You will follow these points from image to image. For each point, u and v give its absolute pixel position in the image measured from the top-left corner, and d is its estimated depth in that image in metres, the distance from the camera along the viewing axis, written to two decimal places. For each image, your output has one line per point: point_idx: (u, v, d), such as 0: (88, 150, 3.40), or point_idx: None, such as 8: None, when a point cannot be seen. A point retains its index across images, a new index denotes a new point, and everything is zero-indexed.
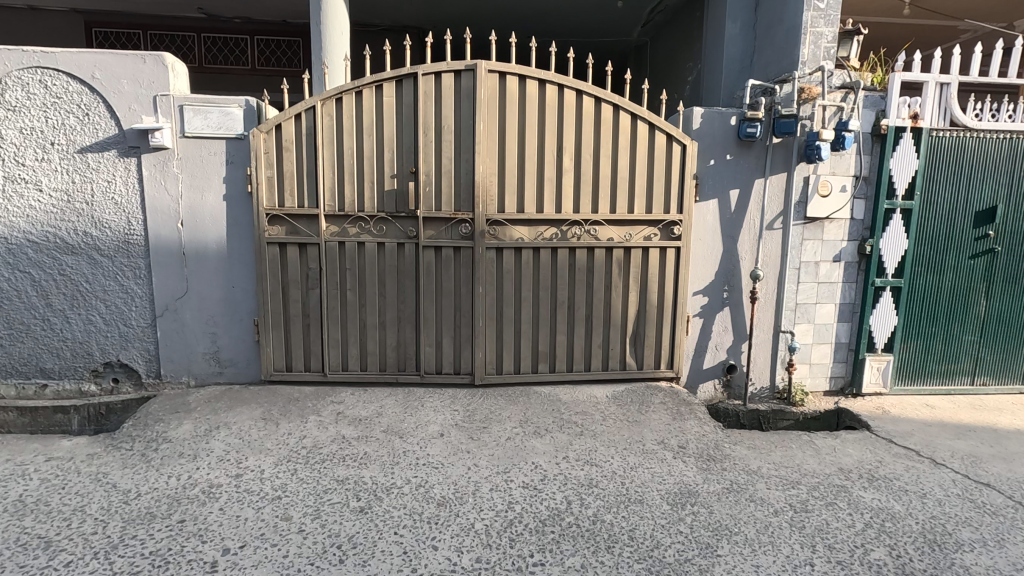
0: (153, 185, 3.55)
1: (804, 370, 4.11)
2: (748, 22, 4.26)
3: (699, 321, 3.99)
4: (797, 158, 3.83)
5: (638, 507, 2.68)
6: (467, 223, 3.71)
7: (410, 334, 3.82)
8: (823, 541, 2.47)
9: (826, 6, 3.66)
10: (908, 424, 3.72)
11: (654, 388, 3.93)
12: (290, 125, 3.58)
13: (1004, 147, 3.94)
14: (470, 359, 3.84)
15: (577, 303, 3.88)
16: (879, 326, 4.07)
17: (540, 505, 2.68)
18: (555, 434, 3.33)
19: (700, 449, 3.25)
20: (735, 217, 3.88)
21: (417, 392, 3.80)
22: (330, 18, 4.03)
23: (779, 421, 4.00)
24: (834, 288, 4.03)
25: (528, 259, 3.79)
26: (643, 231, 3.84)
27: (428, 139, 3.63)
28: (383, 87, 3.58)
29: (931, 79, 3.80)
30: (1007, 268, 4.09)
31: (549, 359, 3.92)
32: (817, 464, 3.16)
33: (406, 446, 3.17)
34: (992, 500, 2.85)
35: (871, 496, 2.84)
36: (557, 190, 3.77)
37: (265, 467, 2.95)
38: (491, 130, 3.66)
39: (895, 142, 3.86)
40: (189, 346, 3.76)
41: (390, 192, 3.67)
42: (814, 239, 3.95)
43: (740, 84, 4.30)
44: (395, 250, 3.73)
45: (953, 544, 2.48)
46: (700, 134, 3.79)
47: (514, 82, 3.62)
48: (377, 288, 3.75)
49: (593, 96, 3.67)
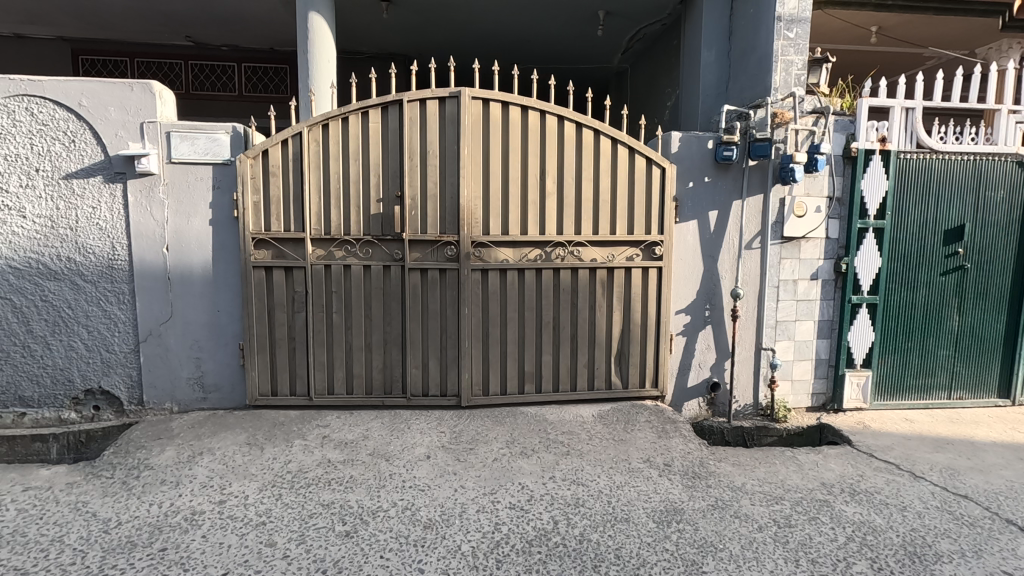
0: (138, 211, 3.56)
1: (787, 387, 4.18)
2: (722, 50, 4.43)
3: (683, 340, 4.05)
4: (773, 179, 3.95)
5: (623, 526, 2.69)
6: (452, 245, 3.76)
7: (397, 357, 3.83)
8: (806, 556, 2.50)
9: (795, 36, 3.84)
10: (889, 439, 3.79)
11: (640, 407, 3.97)
12: (276, 151, 3.62)
13: (969, 168, 4.10)
14: (457, 380, 3.86)
15: (562, 323, 3.92)
16: (857, 342, 4.16)
17: (527, 526, 2.68)
18: (542, 454, 3.35)
19: (686, 467, 3.28)
20: (714, 237, 3.98)
21: (403, 415, 3.80)
22: (318, 48, 4.13)
23: (763, 438, 4.06)
24: (813, 305, 4.13)
25: (513, 280, 3.84)
26: (625, 252, 3.92)
27: (413, 163, 3.70)
28: (369, 113, 3.65)
29: (897, 104, 3.97)
30: (978, 284, 4.23)
31: (535, 380, 3.95)
32: (800, 479, 3.20)
33: (392, 469, 3.16)
34: (970, 511, 2.90)
35: (853, 510, 2.88)
36: (541, 212, 3.84)
37: (249, 492, 2.92)
38: (476, 154, 3.73)
39: (865, 164, 4.00)
40: (173, 371, 3.73)
41: (376, 216, 3.71)
42: (791, 258, 4.06)
43: (716, 109, 4.45)
44: (382, 273, 3.76)
45: (932, 556, 2.52)
46: (679, 157, 3.90)
47: (497, 109, 3.71)
48: (362, 310, 3.77)
49: (575, 122, 3.78)
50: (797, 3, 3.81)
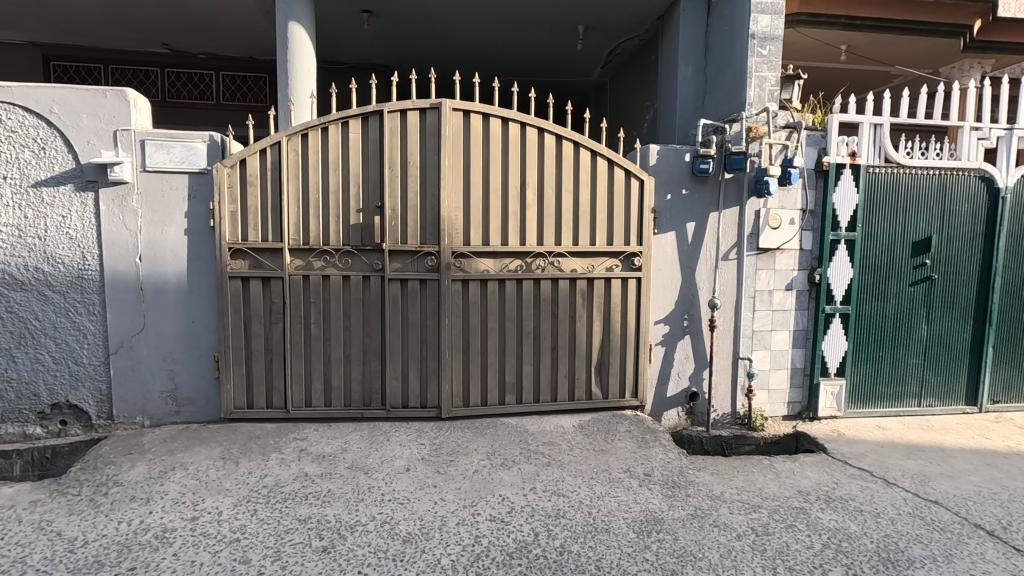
0: (110, 220, 3.48)
1: (763, 396, 4.25)
2: (699, 66, 4.53)
3: (662, 349, 4.09)
4: (748, 192, 4.03)
5: (604, 537, 2.69)
6: (433, 256, 3.75)
7: (377, 368, 3.80)
8: (783, 564, 2.52)
9: (768, 53, 3.95)
10: (863, 446, 3.86)
11: (620, 417, 3.99)
12: (254, 160, 3.59)
13: (935, 182, 4.24)
14: (438, 392, 3.83)
15: (543, 333, 3.93)
16: (831, 351, 4.25)
17: (507, 538, 2.66)
18: (523, 465, 3.34)
19: (666, 476, 3.30)
20: (692, 248, 4.04)
21: (383, 427, 3.76)
22: (297, 58, 4.12)
23: (741, 447, 4.09)
24: (788, 315, 4.21)
25: (494, 291, 3.84)
26: (605, 262, 3.95)
27: (393, 174, 3.70)
28: (349, 123, 3.65)
29: (866, 120, 4.08)
30: (944, 294, 4.36)
31: (516, 391, 3.95)
32: (776, 487, 3.24)
33: (371, 482, 3.12)
34: (940, 516, 2.97)
35: (829, 517, 2.93)
36: (521, 222, 3.86)
37: (222, 508, 2.85)
38: (456, 164, 3.74)
39: (837, 178, 4.11)
40: (145, 385, 3.64)
41: (356, 226, 3.69)
42: (766, 269, 4.14)
43: (693, 123, 4.53)
44: (361, 283, 3.73)
45: (905, 562, 2.57)
46: (657, 170, 3.96)
47: (478, 121, 3.74)
48: (341, 321, 3.73)
49: (555, 134, 3.82)
50: (770, 22, 3.93)
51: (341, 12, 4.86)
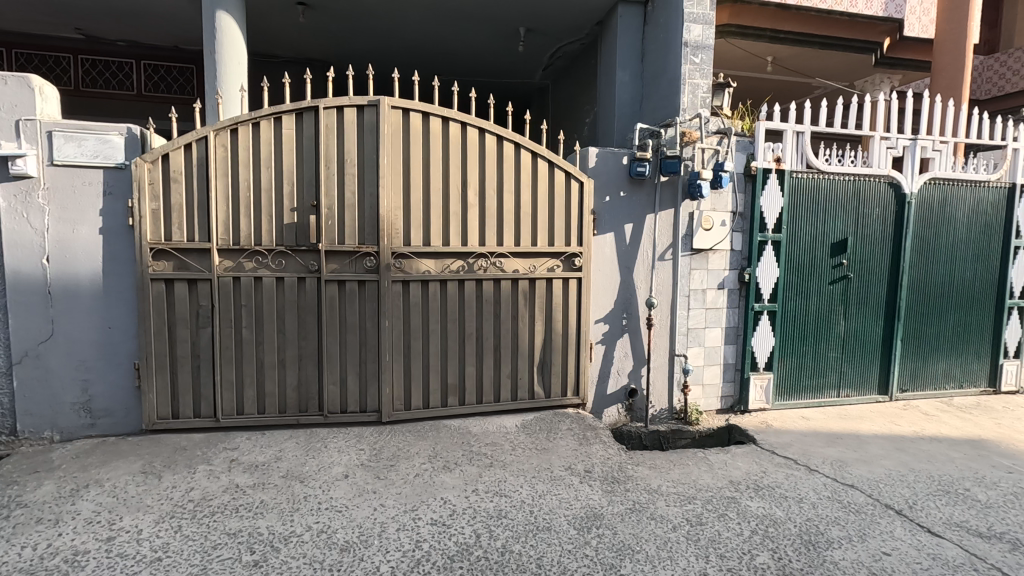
0: (12, 218, 3.20)
1: (698, 391, 4.41)
2: (636, 71, 4.66)
3: (602, 348, 4.18)
4: (683, 195, 4.18)
5: (545, 534, 2.71)
6: (372, 256, 3.67)
7: (313, 372, 3.67)
8: (715, 551, 2.62)
9: (700, 61, 4.12)
10: (788, 436, 4.08)
11: (562, 416, 4.04)
12: (178, 155, 3.39)
13: (850, 187, 4.54)
14: (378, 395, 3.75)
15: (485, 334, 3.93)
16: (760, 347, 4.46)
17: (449, 541, 2.63)
18: (465, 467, 3.32)
19: (605, 472, 3.37)
20: (630, 249, 4.14)
21: (320, 433, 3.64)
22: (226, 49, 3.93)
23: (678, 441, 4.26)
24: (720, 313, 4.40)
25: (435, 292, 3.79)
26: (546, 263, 3.99)
27: (330, 172, 3.59)
28: (282, 119, 3.51)
29: (790, 128, 4.31)
30: (859, 292, 4.68)
31: (459, 392, 3.92)
32: (710, 478, 3.37)
33: (307, 491, 3.01)
34: (856, 499, 3.18)
35: (757, 504, 3.07)
36: (463, 223, 3.83)
37: (142, 526, 2.67)
38: (396, 163, 3.67)
39: (763, 182, 4.32)
40: (55, 396, 3.36)
41: (290, 226, 3.56)
42: (700, 269, 4.31)
43: (631, 126, 4.65)
44: (296, 285, 3.59)
45: (825, 543, 2.73)
46: (596, 172, 4.04)
47: (418, 120, 3.68)
48: (275, 325, 3.58)
49: (496, 134, 3.82)
50: (701, 31, 4.11)
51: (274, 3, 4.68)
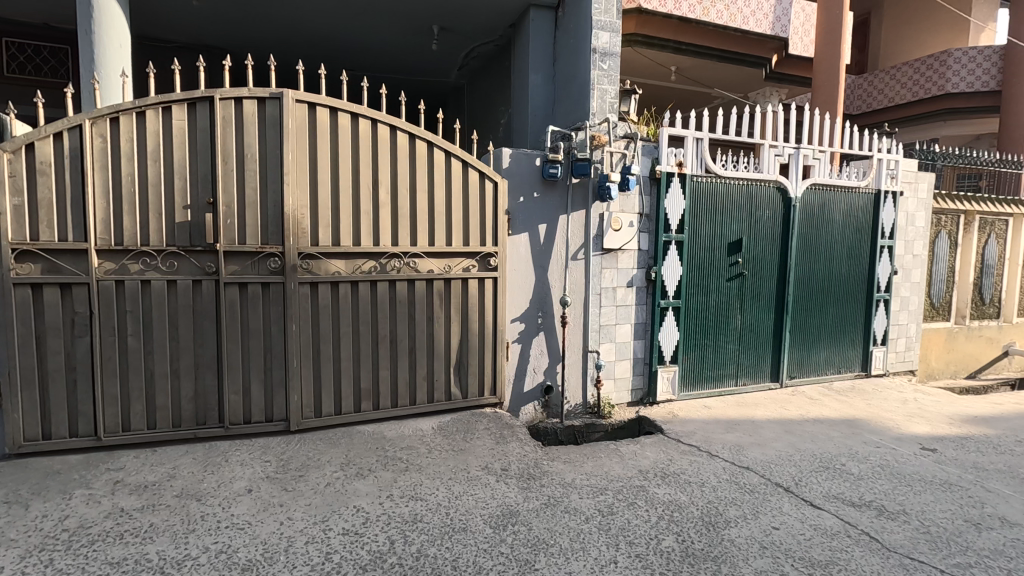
0: None
1: (610, 385, 4.58)
2: (548, 75, 4.75)
3: (518, 346, 4.23)
4: (593, 196, 4.32)
5: (461, 536, 2.70)
6: (276, 257, 3.48)
7: (212, 382, 3.42)
8: (625, 539, 2.73)
9: (608, 68, 4.27)
10: (692, 424, 4.34)
11: (479, 416, 4.04)
12: (46, 146, 3.04)
13: (743, 190, 4.90)
14: (285, 403, 3.56)
15: (400, 336, 3.84)
16: (666, 341, 4.71)
17: (361, 550, 2.55)
18: (379, 473, 3.23)
19: (522, 469, 3.41)
20: (544, 248, 4.22)
21: (220, 447, 3.40)
22: (105, 30, 3.57)
23: (591, 434, 4.36)
24: (629, 310, 4.60)
25: (346, 293, 3.66)
26: (461, 263, 3.98)
27: (228, 167, 3.36)
28: (172, 109, 3.24)
29: (690, 135, 4.58)
30: (753, 288, 5.06)
31: (373, 397, 3.81)
32: (621, 469, 3.51)
33: (204, 509, 2.80)
34: (751, 480, 3.43)
35: (664, 491, 3.24)
36: (374, 222, 3.73)
37: (4, 563, 2.36)
38: (302, 159, 3.50)
39: (667, 185, 4.57)
40: None
41: (183, 225, 3.29)
42: (610, 268, 4.47)
43: (543, 129, 4.75)
44: (191, 289, 3.33)
45: (724, 523, 2.93)
46: (509, 173, 4.08)
47: (325, 115, 3.53)
48: (167, 332, 3.30)
49: (408, 133, 3.75)
50: (609, 39, 4.26)
51: None
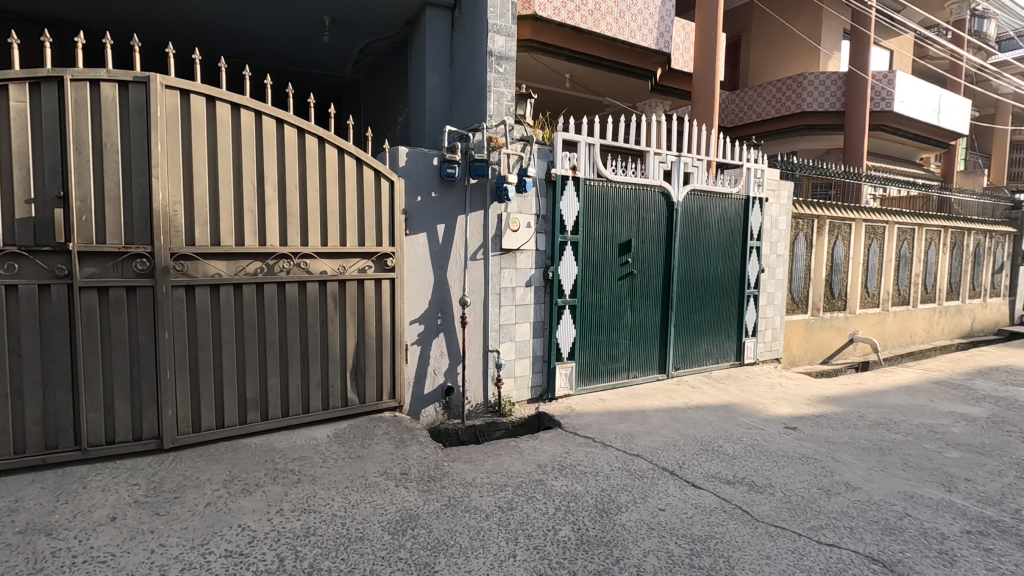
0: None
1: (511, 383, 4.66)
2: (445, 75, 4.74)
3: (417, 348, 4.17)
4: (491, 197, 4.37)
5: (357, 545, 2.61)
6: (144, 258, 3.15)
7: (65, 399, 3.02)
8: (523, 533, 2.79)
9: (503, 71, 4.35)
10: (588, 417, 4.53)
11: (378, 420, 3.93)
12: None
13: (631, 194, 5.20)
14: (157, 419, 3.23)
15: (290, 341, 3.63)
16: (563, 338, 4.87)
17: (245, 572, 2.37)
18: (268, 488, 3.03)
19: (422, 472, 3.36)
20: (443, 248, 4.20)
21: (77, 472, 3.01)
22: None
23: (492, 433, 4.40)
24: (528, 309, 4.70)
25: (228, 297, 3.40)
26: (356, 263, 3.84)
27: (82, 157, 2.99)
28: (8, 88, 2.83)
29: (583, 140, 4.78)
30: (641, 286, 5.38)
31: (261, 407, 3.57)
32: (520, 465, 3.58)
33: (55, 545, 2.46)
34: (641, 466, 3.65)
35: (561, 483, 3.34)
36: (260, 220, 3.50)
37: None
38: (173, 151, 3.20)
39: (562, 188, 4.73)
40: None
41: (25, 221, 2.88)
42: (509, 268, 4.55)
43: (441, 129, 4.73)
44: (36, 295, 2.92)
45: (616, 508, 3.09)
46: (406, 172, 4.01)
47: (200, 103, 3.26)
48: (5, 345, 2.87)
49: (296, 127, 3.56)
50: (504, 43, 4.33)
51: None
